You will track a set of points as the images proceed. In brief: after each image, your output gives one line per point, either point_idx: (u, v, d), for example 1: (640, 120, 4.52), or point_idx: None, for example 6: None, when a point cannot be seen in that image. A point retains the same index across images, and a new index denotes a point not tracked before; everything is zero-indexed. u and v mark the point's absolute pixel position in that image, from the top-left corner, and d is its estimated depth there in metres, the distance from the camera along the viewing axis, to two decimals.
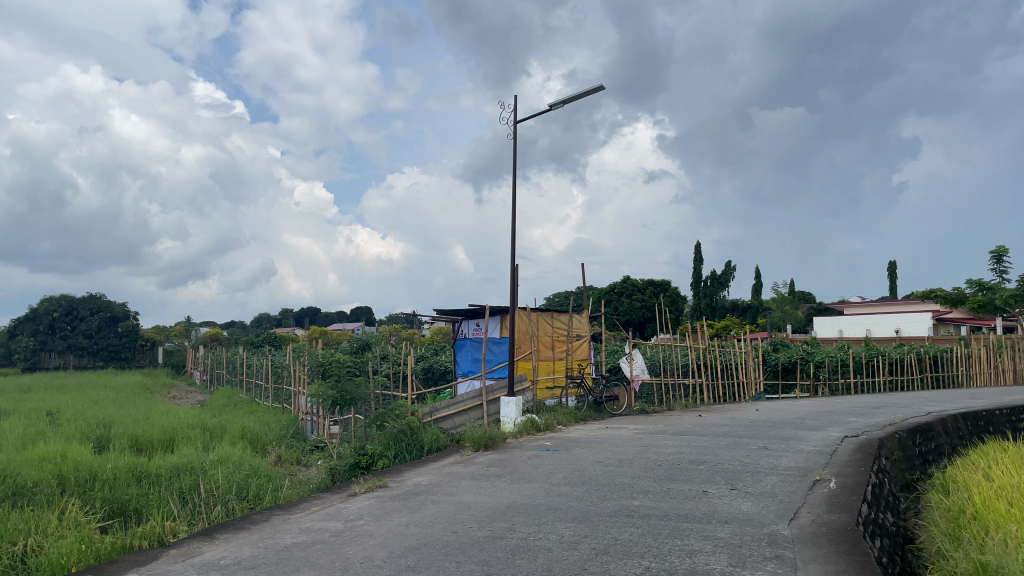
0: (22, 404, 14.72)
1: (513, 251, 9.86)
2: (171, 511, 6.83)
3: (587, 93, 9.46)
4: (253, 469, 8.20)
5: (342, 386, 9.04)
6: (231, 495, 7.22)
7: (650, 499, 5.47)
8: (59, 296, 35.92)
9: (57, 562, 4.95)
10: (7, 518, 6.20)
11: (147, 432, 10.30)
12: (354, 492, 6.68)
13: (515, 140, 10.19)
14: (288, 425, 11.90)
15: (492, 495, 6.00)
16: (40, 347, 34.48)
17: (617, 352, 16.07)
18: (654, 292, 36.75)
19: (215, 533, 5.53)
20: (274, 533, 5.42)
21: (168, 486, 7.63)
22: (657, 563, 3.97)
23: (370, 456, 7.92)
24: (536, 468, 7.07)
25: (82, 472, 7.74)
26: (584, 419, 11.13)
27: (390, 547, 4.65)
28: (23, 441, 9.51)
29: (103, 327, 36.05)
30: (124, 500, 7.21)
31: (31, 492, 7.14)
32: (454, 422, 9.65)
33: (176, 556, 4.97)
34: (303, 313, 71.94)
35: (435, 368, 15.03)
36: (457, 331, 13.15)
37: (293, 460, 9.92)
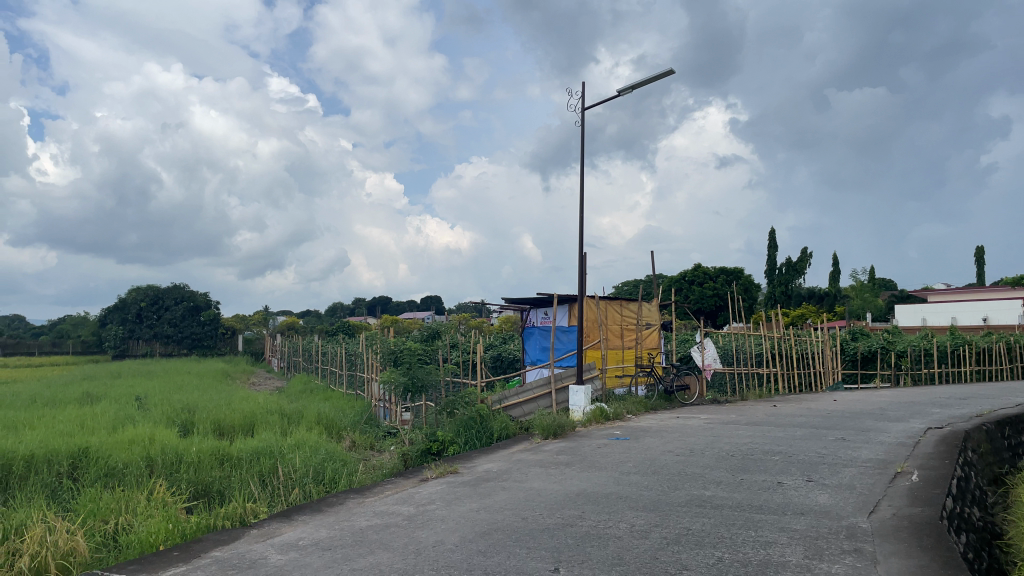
0: (112, 390, 15.51)
1: (581, 238, 9.81)
2: (252, 493, 7.12)
3: (655, 77, 9.30)
4: (329, 453, 8.45)
5: (413, 373, 9.20)
6: (308, 478, 7.46)
7: (722, 490, 5.40)
8: (146, 286, 37.66)
9: (146, 541, 5.21)
10: (101, 498, 6.57)
11: (229, 416, 10.72)
12: (426, 478, 6.82)
13: (582, 127, 10.11)
14: (361, 411, 12.21)
15: (562, 482, 6.03)
16: (129, 335, 35.99)
17: (688, 341, 15.85)
18: (727, 280, 36.01)
19: (294, 514, 5.73)
20: (349, 515, 5.58)
21: (249, 468, 7.94)
22: (730, 554, 3.92)
23: (441, 442, 8.06)
24: (605, 456, 7.06)
25: (168, 454, 8.12)
26: (655, 408, 11.05)
27: (461, 532, 4.72)
28: (115, 424, 10.04)
29: (187, 316, 37.61)
30: (208, 482, 7.55)
31: (122, 473, 7.55)
32: (523, 410, 9.69)
33: (258, 536, 5.17)
34: (376, 302, 73.36)
35: (504, 356, 15.08)
36: (525, 319, 13.16)
37: (367, 446, 10.16)
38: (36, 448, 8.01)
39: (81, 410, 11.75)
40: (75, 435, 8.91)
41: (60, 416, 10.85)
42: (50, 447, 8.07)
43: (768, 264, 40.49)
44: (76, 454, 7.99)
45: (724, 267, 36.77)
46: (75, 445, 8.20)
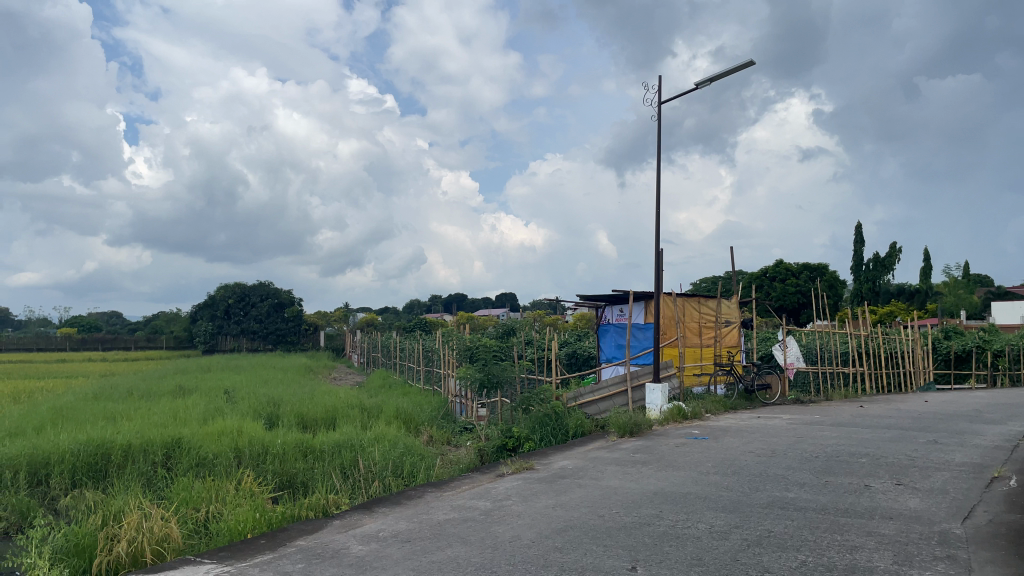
0: (203, 384, 16.25)
1: (657, 234, 9.69)
2: (334, 485, 7.35)
3: (736, 69, 9.09)
4: (407, 448, 8.61)
5: (489, 369, 9.28)
6: (387, 472, 7.63)
7: (806, 492, 5.25)
8: (234, 284, 39.22)
9: (235, 529, 5.44)
10: (193, 487, 6.89)
11: (312, 410, 11.07)
12: (502, 473, 6.88)
13: (659, 120, 9.96)
14: (438, 407, 12.40)
15: (639, 481, 5.99)
16: (218, 332, 37.96)
17: (769, 339, 15.44)
18: (810, 276, 34.85)
19: (374, 506, 5.88)
20: (428, 508, 5.69)
21: (331, 461, 8.17)
22: (813, 557, 3.82)
23: (517, 439, 8.11)
24: (684, 456, 6.97)
25: (255, 445, 8.43)
26: (735, 408, 10.83)
27: (538, 528, 4.76)
28: (205, 416, 10.51)
29: (272, 312, 38.90)
30: (293, 473, 7.83)
31: (212, 463, 7.91)
32: (598, 408, 9.64)
33: (340, 527, 5.33)
34: (452, 299, 74.23)
35: (579, 354, 15.02)
36: (600, 317, 13.10)
37: (444, 441, 10.32)
38: (134, 438, 8.46)
39: (174, 402, 12.36)
40: (169, 427, 9.37)
41: (156, 408, 11.43)
42: (146, 437, 8.51)
43: (854, 260, 39.03)
44: (170, 444, 8.41)
45: (807, 263, 35.63)
46: (169, 436, 8.63)
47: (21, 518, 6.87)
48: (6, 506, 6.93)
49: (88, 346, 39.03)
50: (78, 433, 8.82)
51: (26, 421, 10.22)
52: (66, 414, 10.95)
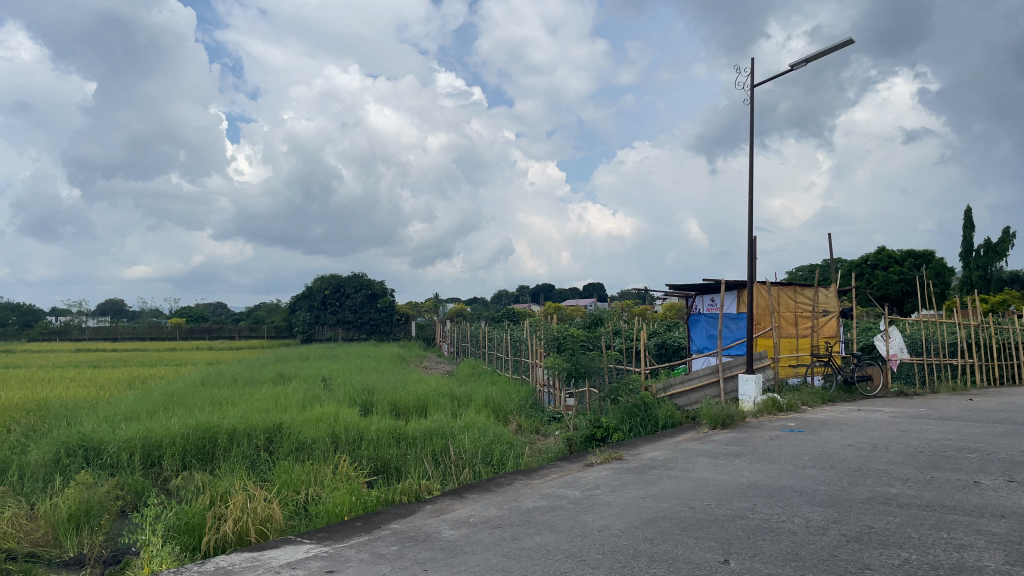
0: (302, 371, 16.93)
1: (749, 221, 9.45)
2: (426, 471, 7.56)
3: (834, 48, 8.73)
4: (496, 436, 8.72)
5: (576, 359, 9.30)
6: (477, 459, 7.77)
7: (910, 488, 5.05)
8: (330, 276, 40.56)
9: (333, 511, 5.66)
10: (292, 470, 7.20)
11: (404, 397, 11.38)
12: (591, 463, 6.90)
13: (752, 104, 9.68)
14: (527, 396, 12.51)
15: (732, 474, 5.88)
16: (315, 321, 39.30)
17: (869, 328, 14.84)
18: (915, 264, 33.16)
19: (464, 492, 6.01)
20: (517, 496, 5.77)
21: (423, 447, 8.38)
22: (917, 555, 3.68)
23: (606, 429, 8.12)
24: (778, 449, 6.80)
25: (351, 431, 8.74)
26: (833, 400, 10.47)
27: (627, 518, 4.76)
28: (304, 402, 10.97)
29: (365, 303, 40.03)
30: (387, 459, 8.09)
31: (311, 448, 8.26)
32: (689, 399, 9.52)
33: (432, 511, 5.47)
34: (540, 289, 74.42)
35: (669, 344, 14.76)
36: (691, 307, 12.88)
37: (533, 429, 10.41)
38: (238, 422, 8.92)
39: (275, 389, 12.94)
40: (271, 412, 9.83)
41: (258, 394, 12.00)
42: (249, 422, 8.96)
43: (964, 246, 36.90)
44: (271, 429, 8.82)
45: (912, 249, 33.92)
46: (270, 421, 9.05)
47: (137, 497, 7.37)
48: (124, 486, 7.45)
49: (197, 335, 41.28)
50: (188, 418, 9.36)
51: (141, 405, 10.93)
52: (177, 399, 11.65)
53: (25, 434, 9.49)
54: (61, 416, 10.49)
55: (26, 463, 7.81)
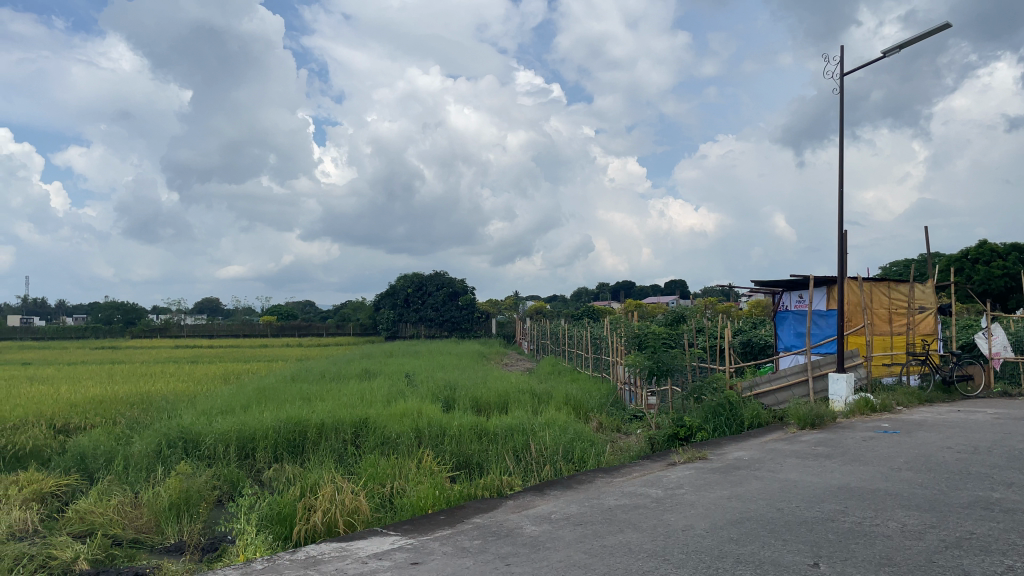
0: (387, 368, 17.33)
1: (838, 215, 9.15)
2: (507, 467, 7.65)
3: (928, 33, 8.34)
4: (577, 433, 8.72)
5: (658, 357, 9.21)
6: (558, 456, 7.80)
7: (1015, 493, 4.79)
8: (413, 274, 41.38)
9: (417, 505, 5.80)
10: (378, 464, 7.41)
11: (485, 394, 11.51)
12: (674, 462, 6.83)
13: (841, 93, 9.36)
14: (607, 394, 12.45)
15: (821, 475, 5.72)
16: (399, 319, 40.43)
17: (970, 326, 14.08)
18: (1020, 258, 31.31)
19: (546, 489, 6.06)
20: (599, 493, 5.78)
21: (504, 443, 8.46)
22: (1022, 562, 3.51)
23: (689, 428, 8.01)
24: (870, 450, 6.57)
25: (434, 426, 8.90)
26: (931, 401, 10.01)
27: (712, 518, 4.70)
28: (388, 398, 11.24)
29: (447, 301, 40.56)
30: (469, 454, 8.23)
31: (395, 442, 8.48)
32: (776, 399, 9.29)
33: (514, 507, 5.53)
34: (620, 287, 73.71)
35: (754, 342, 14.36)
36: (778, 304, 12.54)
37: (614, 428, 10.35)
38: (326, 416, 9.22)
39: (361, 384, 13.31)
40: (358, 407, 10.14)
41: (345, 389, 12.38)
42: (336, 417, 9.24)
43: None
44: (358, 424, 9.08)
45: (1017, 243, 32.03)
46: (357, 416, 9.31)
47: (233, 487, 7.73)
48: (221, 476, 7.84)
49: (287, 333, 42.76)
50: (279, 412, 9.73)
51: (236, 399, 11.44)
52: (269, 394, 12.13)
53: (130, 426, 10.09)
54: (163, 409, 11.10)
55: (131, 453, 8.31)
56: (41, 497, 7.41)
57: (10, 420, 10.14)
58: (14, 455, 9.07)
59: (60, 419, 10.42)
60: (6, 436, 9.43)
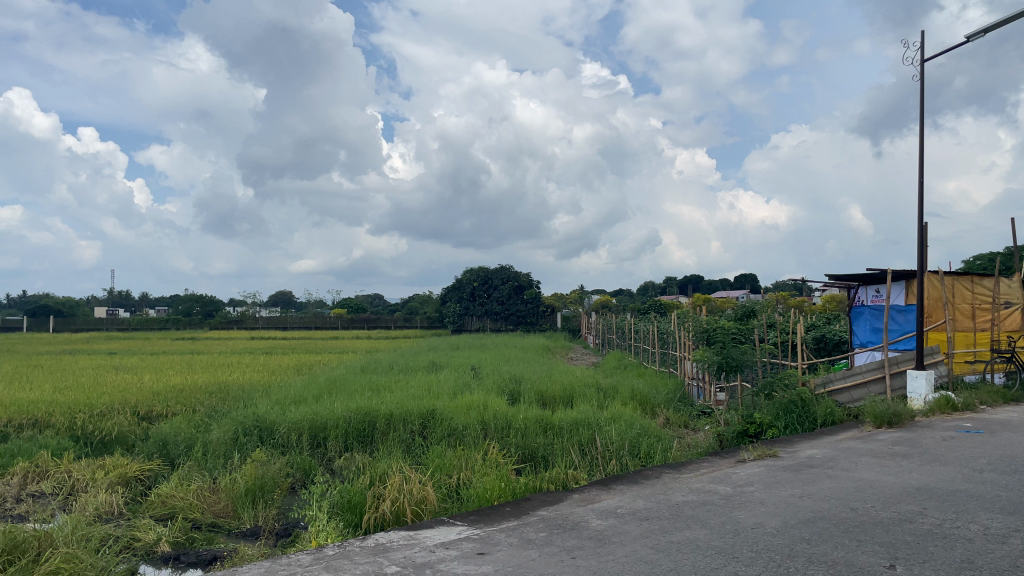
0: (453, 360, 17.56)
1: (917, 207, 8.83)
2: (573, 461, 7.68)
3: (1015, 16, 7.95)
4: (644, 428, 8.66)
5: (728, 352, 9.09)
6: (624, 451, 7.79)
7: None
8: (479, 268, 41.70)
9: (483, 496, 5.89)
10: (445, 455, 7.55)
11: (551, 388, 11.54)
12: (743, 459, 6.74)
13: (921, 81, 9.01)
14: (675, 389, 12.32)
15: (898, 475, 5.56)
16: (465, 312, 40.92)
17: None
18: None
19: (611, 483, 6.07)
20: (666, 489, 5.75)
21: (570, 437, 8.48)
22: None
23: (759, 425, 7.88)
24: (950, 450, 6.34)
25: (500, 419, 8.98)
26: (1018, 400, 9.57)
27: (783, 517, 4.63)
28: (455, 390, 11.39)
29: (512, 295, 40.68)
30: (534, 447, 8.29)
31: (462, 434, 8.61)
32: (851, 396, 9.03)
33: (579, 501, 5.56)
34: (688, 281, 72.45)
35: (828, 338, 13.96)
36: (853, 299, 12.20)
37: (681, 424, 10.26)
38: (394, 407, 9.42)
39: (428, 377, 13.54)
40: (425, 398, 10.31)
41: (412, 381, 12.61)
42: (404, 408, 9.41)
43: None
44: (425, 415, 9.24)
45: None
46: (424, 407, 9.47)
47: (305, 474, 7.99)
48: (294, 463, 8.11)
49: (356, 325, 43.72)
50: (350, 402, 10.00)
51: (307, 390, 11.77)
52: (339, 384, 12.45)
53: (209, 414, 10.52)
54: (240, 398, 11.53)
55: (209, 441, 8.66)
56: (126, 480, 7.82)
57: (98, 407, 10.69)
58: (102, 440, 9.60)
59: (144, 406, 10.94)
60: (94, 422, 9.96)
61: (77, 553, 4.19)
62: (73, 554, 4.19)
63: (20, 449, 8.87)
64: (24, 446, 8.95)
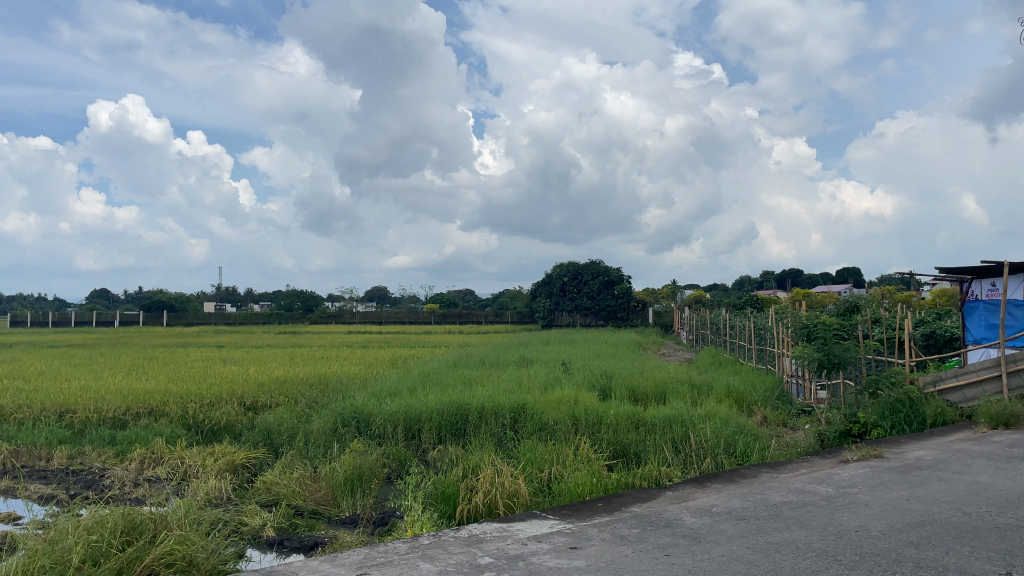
0: (544, 355, 17.71)
1: None
2: (666, 458, 7.63)
3: None
4: (740, 426, 8.49)
5: (829, 349, 8.78)
6: (719, 449, 7.67)
7: None
8: (569, 263, 41.83)
9: (575, 491, 5.95)
10: (536, 449, 7.64)
11: (643, 384, 11.45)
12: (846, 459, 6.53)
13: None
14: (773, 387, 12.01)
15: (1016, 479, 5.26)
16: (555, 307, 41.13)
17: None
18: None
19: (706, 481, 5.99)
20: (763, 489, 5.64)
21: (663, 434, 8.41)
22: None
23: (863, 424, 7.63)
24: None
25: (591, 414, 8.98)
26: None
27: (889, 520, 4.47)
28: (546, 385, 11.49)
29: (603, 290, 40.49)
30: (626, 443, 8.27)
31: (554, 428, 8.68)
32: (964, 395, 8.59)
33: (673, 498, 5.53)
34: (787, 275, 70.15)
35: (938, 334, 13.27)
36: (966, 293, 11.57)
37: (779, 422, 10.00)
38: (486, 401, 9.57)
39: (519, 371, 13.68)
40: (516, 393, 10.44)
41: (503, 375, 12.76)
42: (496, 402, 9.55)
43: None
44: (516, 409, 9.35)
45: None
46: (515, 401, 9.57)
47: (400, 465, 8.25)
48: (390, 454, 8.38)
49: (449, 320, 44.54)
50: (443, 395, 10.22)
51: (402, 383, 12.11)
52: (432, 378, 12.74)
53: (309, 405, 10.99)
54: (338, 390, 11.97)
55: (311, 431, 9.05)
56: (234, 468, 8.28)
57: (208, 397, 11.35)
58: (212, 429, 10.18)
59: (250, 397, 11.52)
60: (205, 411, 10.58)
61: (187, 536, 4.45)
62: (185, 537, 4.45)
63: (139, 436, 9.52)
64: (141, 433, 9.60)
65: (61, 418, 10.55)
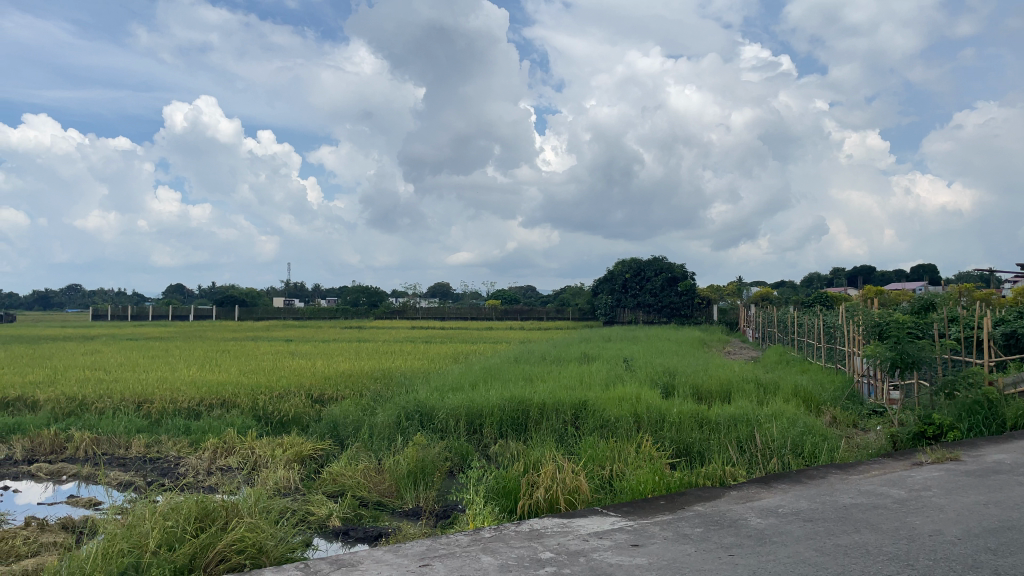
0: (606, 351, 17.64)
1: None
2: (730, 457, 7.56)
3: None
4: (808, 426, 8.32)
5: (902, 348, 8.51)
6: (785, 449, 7.54)
7: None
8: (631, 259, 41.51)
9: (636, 489, 5.95)
10: (597, 445, 7.66)
11: (707, 382, 11.31)
12: (920, 461, 6.35)
13: None
14: (843, 386, 11.71)
15: None
16: (617, 304, 40.91)
17: None
18: None
19: (772, 481, 5.91)
20: (832, 490, 5.53)
21: (727, 433, 8.31)
22: None
23: (938, 426, 7.40)
24: None
25: (653, 412, 8.94)
26: None
27: (965, 525, 4.34)
28: (607, 382, 11.47)
29: (666, 287, 40.06)
30: (689, 442, 8.21)
31: (616, 425, 8.67)
32: None
33: (737, 498, 5.48)
34: (859, 272, 68.03)
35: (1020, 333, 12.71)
36: None
37: (849, 423, 9.75)
38: (547, 397, 9.62)
39: (580, 367, 13.65)
40: (577, 389, 10.46)
41: (564, 372, 12.78)
42: (557, 398, 9.59)
43: None
44: (577, 406, 9.37)
45: None
46: (577, 398, 9.59)
47: (463, 459, 8.37)
48: (452, 448, 8.51)
49: (510, 317, 44.71)
50: (505, 391, 10.31)
51: (465, 377, 12.24)
52: (494, 373, 12.83)
53: (374, 399, 11.21)
54: (402, 384, 12.19)
55: (375, 424, 9.27)
56: (301, 458, 8.54)
57: (277, 390, 11.69)
58: (281, 420, 10.51)
59: (317, 390, 11.84)
60: (274, 403, 10.91)
61: (257, 524, 4.63)
62: (255, 524, 4.63)
63: (211, 426, 9.91)
64: (214, 423, 9.99)
65: (139, 408, 11.03)
